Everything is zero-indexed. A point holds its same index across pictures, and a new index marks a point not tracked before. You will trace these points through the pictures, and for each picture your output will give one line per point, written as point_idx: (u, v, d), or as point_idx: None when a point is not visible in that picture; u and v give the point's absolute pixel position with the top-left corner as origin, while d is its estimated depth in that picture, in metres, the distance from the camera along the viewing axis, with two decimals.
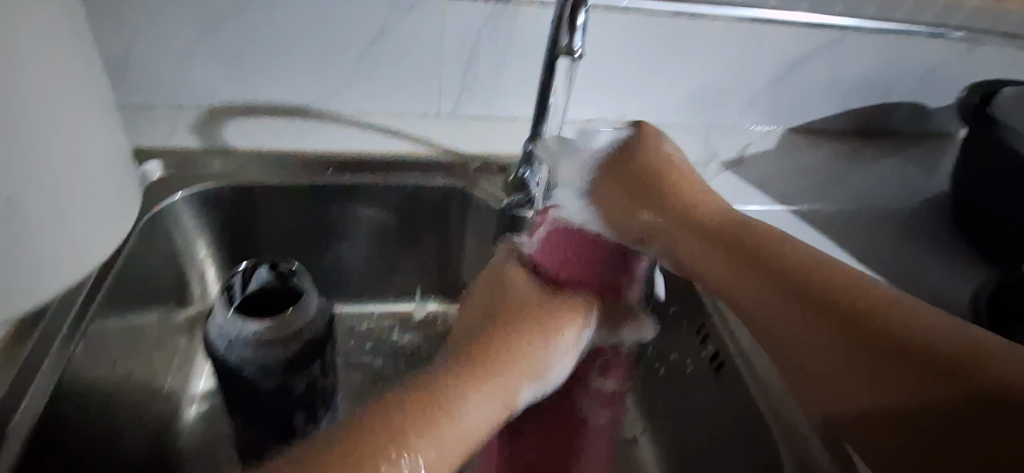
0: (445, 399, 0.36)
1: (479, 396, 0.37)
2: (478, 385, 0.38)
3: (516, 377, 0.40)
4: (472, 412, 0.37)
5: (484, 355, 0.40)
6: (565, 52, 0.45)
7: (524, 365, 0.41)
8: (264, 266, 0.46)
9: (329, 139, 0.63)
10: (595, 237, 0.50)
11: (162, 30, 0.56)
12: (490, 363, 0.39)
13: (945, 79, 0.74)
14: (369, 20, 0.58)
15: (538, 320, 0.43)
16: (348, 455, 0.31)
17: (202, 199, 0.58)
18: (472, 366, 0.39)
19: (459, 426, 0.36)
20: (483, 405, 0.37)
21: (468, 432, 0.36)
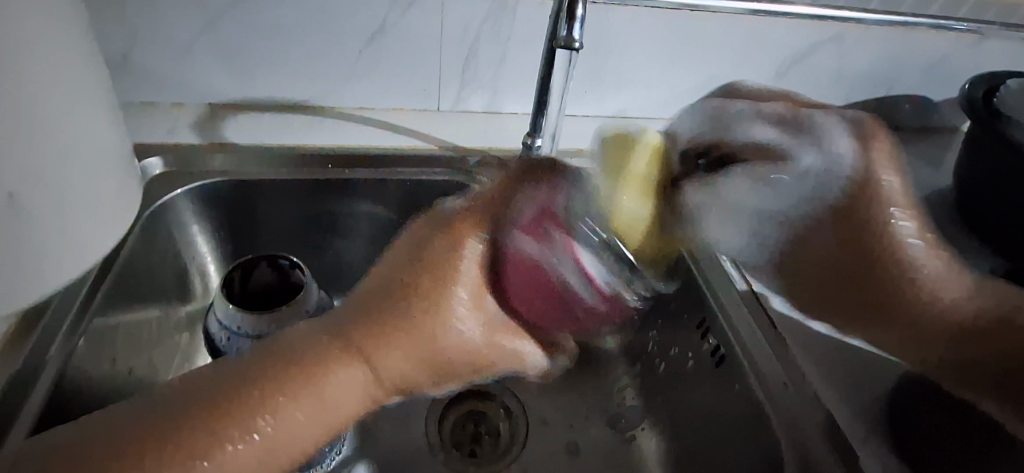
0: (307, 374, 0.35)
1: (348, 379, 0.36)
2: (342, 366, 0.36)
3: (391, 367, 0.37)
4: (308, 397, 0.35)
5: (364, 337, 0.36)
6: (563, 45, 0.45)
7: (396, 353, 0.37)
8: (264, 261, 0.46)
9: (327, 134, 0.63)
10: (573, 290, 0.36)
11: (161, 28, 0.56)
12: (364, 345, 0.36)
13: (946, 74, 0.73)
14: (368, 17, 0.58)
15: (437, 309, 0.37)
16: (177, 433, 0.33)
17: (201, 194, 0.57)
18: (345, 342, 0.36)
19: (302, 410, 0.35)
20: (344, 389, 0.36)
21: (318, 411, 0.36)
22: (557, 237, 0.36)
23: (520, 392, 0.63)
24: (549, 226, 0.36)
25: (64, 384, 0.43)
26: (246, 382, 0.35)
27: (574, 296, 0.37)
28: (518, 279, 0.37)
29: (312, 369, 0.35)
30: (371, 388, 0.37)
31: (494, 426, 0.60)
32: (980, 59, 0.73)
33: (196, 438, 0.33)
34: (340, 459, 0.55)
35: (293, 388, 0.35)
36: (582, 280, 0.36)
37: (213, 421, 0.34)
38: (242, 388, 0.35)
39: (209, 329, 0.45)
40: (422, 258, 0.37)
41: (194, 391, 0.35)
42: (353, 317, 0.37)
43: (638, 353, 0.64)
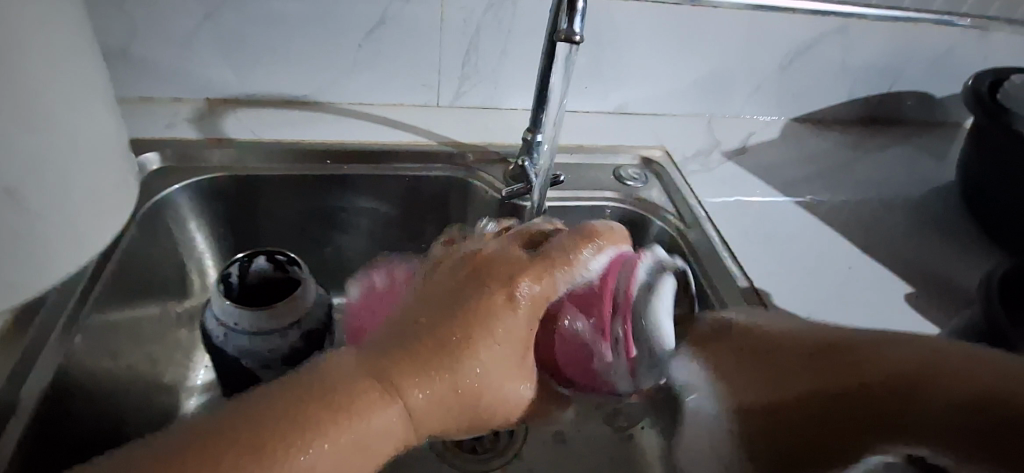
0: (340, 410, 0.30)
1: (385, 417, 0.31)
2: (380, 406, 0.31)
3: (434, 404, 0.32)
4: (336, 444, 0.30)
5: (401, 371, 0.32)
6: (563, 37, 0.44)
7: (440, 389, 0.32)
8: (261, 257, 0.45)
9: (325, 130, 0.61)
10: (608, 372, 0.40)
11: (163, 22, 0.56)
12: (402, 384, 0.32)
13: (950, 68, 0.73)
14: (368, 10, 0.58)
15: (484, 352, 0.33)
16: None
17: (200, 190, 0.56)
18: (380, 380, 0.32)
19: (332, 459, 0.30)
20: (376, 437, 0.31)
21: (348, 461, 0.30)
22: (615, 327, 0.39)
23: None
24: (610, 315, 0.39)
25: (61, 380, 0.42)
26: (262, 421, 0.29)
27: (607, 377, 0.40)
28: (565, 355, 0.39)
29: (346, 408, 0.30)
30: (408, 429, 0.32)
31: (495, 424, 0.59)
32: (983, 53, 0.72)
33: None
34: None
35: (322, 430, 0.30)
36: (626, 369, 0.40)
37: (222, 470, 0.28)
38: (263, 433, 0.29)
39: (206, 323, 0.45)
40: (466, 296, 0.34)
41: (196, 437, 0.29)
42: (389, 350, 0.33)
43: None
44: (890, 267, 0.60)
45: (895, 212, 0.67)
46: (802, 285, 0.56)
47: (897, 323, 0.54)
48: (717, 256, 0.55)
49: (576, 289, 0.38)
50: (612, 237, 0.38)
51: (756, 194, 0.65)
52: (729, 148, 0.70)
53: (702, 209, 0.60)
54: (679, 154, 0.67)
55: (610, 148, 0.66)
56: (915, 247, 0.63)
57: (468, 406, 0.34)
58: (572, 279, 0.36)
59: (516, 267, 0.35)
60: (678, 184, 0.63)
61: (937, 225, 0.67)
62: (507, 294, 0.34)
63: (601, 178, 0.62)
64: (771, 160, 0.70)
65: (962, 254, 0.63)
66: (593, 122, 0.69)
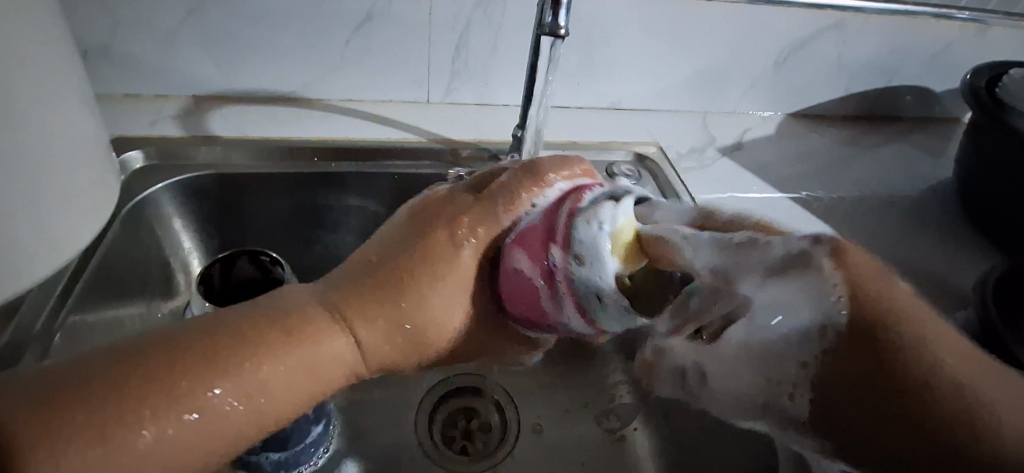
0: (293, 328, 0.34)
1: (331, 340, 0.35)
2: (330, 329, 0.35)
3: (380, 327, 0.36)
4: (283, 357, 0.33)
5: (354, 297, 0.36)
6: (548, 32, 0.43)
7: (383, 313, 0.36)
8: (244, 257, 0.44)
9: (312, 127, 0.60)
10: (547, 298, 0.38)
11: (148, 18, 0.55)
12: (355, 312, 0.36)
13: (949, 63, 0.72)
14: (356, 6, 0.57)
15: (432, 283, 0.37)
16: (113, 392, 0.29)
17: (185, 187, 0.55)
18: (336, 308, 0.36)
19: (277, 372, 0.33)
20: (332, 357, 0.35)
21: (303, 378, 0.34)
22: (555, 256, 0.36)
23: (506, 382, 0.61)
24: (546, 243, 0.36)
25: None
26: (217, 332, 0.33)
27: (553, 308, 0.38)
28: (512, 288, 0.39)
29: (306, 331, 0.34)
30: (351, 352, 0.36)
31: (486, 422, 0.59)
32: (983, 48, 0.71)
33: (169, 391, 0.30)
34: (327, 455, 0.54)
35: (286, 345, 0.33)
36: (573, 307, 0.37)
37: (188, 374, 0.31)
38: (221, 343, 0.32)
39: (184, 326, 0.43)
40: (415, 231, 0.38)
41: (160, 340, 0.31)
42: (343, 283, 0.37)
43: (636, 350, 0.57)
44: (886, 264, 0.59)
45: (891, 209, 0.66)
46: None
47: None
48: None
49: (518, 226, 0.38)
50: (562, 167, 0.39)
51: (753, 192, 0.64)
52: (723, 145, 0.69)
53: (696, 207, 0.59)
54: (674, 151, 0.66)
55: (603, 144, 0.65)
56: (911, 245, 0.62)
57: (409, 336, 0.37)
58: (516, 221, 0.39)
59: (461, 205, 0.39)
60: (672, 181, 0.62)
61: (934, 222, 0.66)
62: (449, 229, 0.38)
63: None
64: (767, 157, 0.69)
65: (959, 251, 0.63)
66: (585, 118, 0.68)
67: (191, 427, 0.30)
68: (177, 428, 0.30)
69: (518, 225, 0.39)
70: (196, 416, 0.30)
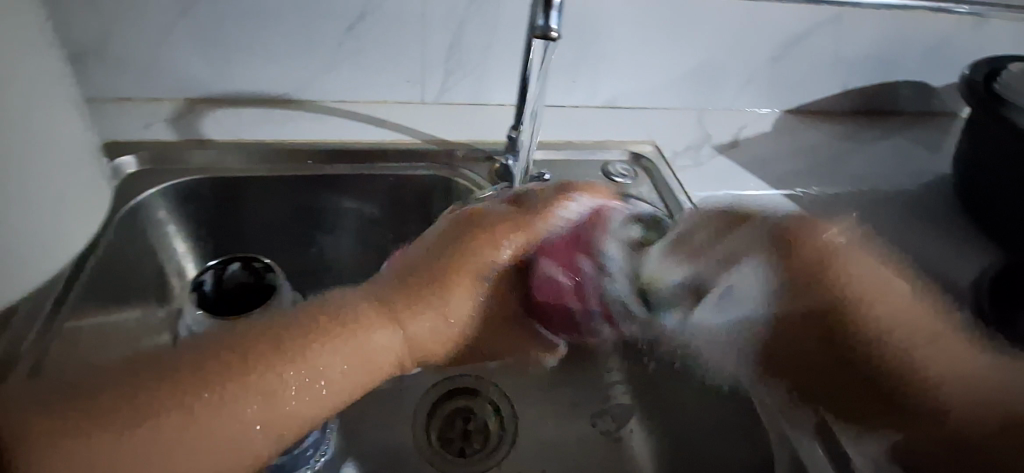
0: (348, 329, 0.38)
1: (380, 338, 0.39)
2: (382, 329, 0.39)
3: (427, 325, 0.41)
4: (335, 358, 0.37)
5: (408, 307, 0.40)
6: (539, 34, 0.43)
7: (431, 315, 0.41)
8: (235, 263, 0.42)
9: (306, 129, 0.60)
10: (577, 302, 0.46)
11: (140, 20, 0.54)
12: (410, 316, 0.40)
13: (947, 58, 0.71)
14: (349, 7, 0.56)
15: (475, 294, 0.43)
16: (184, 387, 0.33)
17: (178, 191, 0.54)
18: (392, 312, 0.40)
19: (326, 374, 0.37)
20: (385, 355, 0.40)
21: (353, 379, 0.38)
22: (585, 263, 0.44)
23: (505, 386, 0.61)
24: (581, 253, 0.44)
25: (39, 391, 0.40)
26: (278, 336, 0.36)
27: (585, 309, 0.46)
28: (544, 293, 0.46)
29: (360, 334, 0.38)
30: (401, 348, 0.40)
31: (483, 423, 0.60)
32: (982, 41, 0.70)
33: (241, 392, 0.34)
34: (326, 458, 0.54)
35: (333, 351, 0.37)
36: (603, 311, 0.47)
37: (254, 377, 0.35)
38: (280, 347, 0.36)
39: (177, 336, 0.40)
40: (456, 249, 0.42)
41: (225, 349, 0.35)
42: (394, 289, 0.41)
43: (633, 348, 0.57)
44: None
45: (887, 205, 0.66)
46: None
47: None
48: None
49: (547, 236, 0.43)
50: (591, 190, 0.44)
51: (748, 189, 0.64)
52: (720, 142, 0.68)
53: (691, 205, 0.59)
54: (670, 149, 0.66)
55: (599, 143, 0.65)
56: (907, 241, 0.62)
57: (450, 329, 0.42)
58: (547, 227, 0.43)
59: (494, 221, 0.43)
60: (669, 180, 0.62)
61: (930, 218, 0.65)
62: (489, 242, 0.42)
63: (588, 174, 0.61)
64: (763, 153, 0.69)
65: (955, 248, 0.62)
66: (580, 117, 0.67)
67: (255, 427, 0.35)
68: (242, 426, 0.34)
69: (546, 232, 0.43)
70: (259, 419, 0.35)
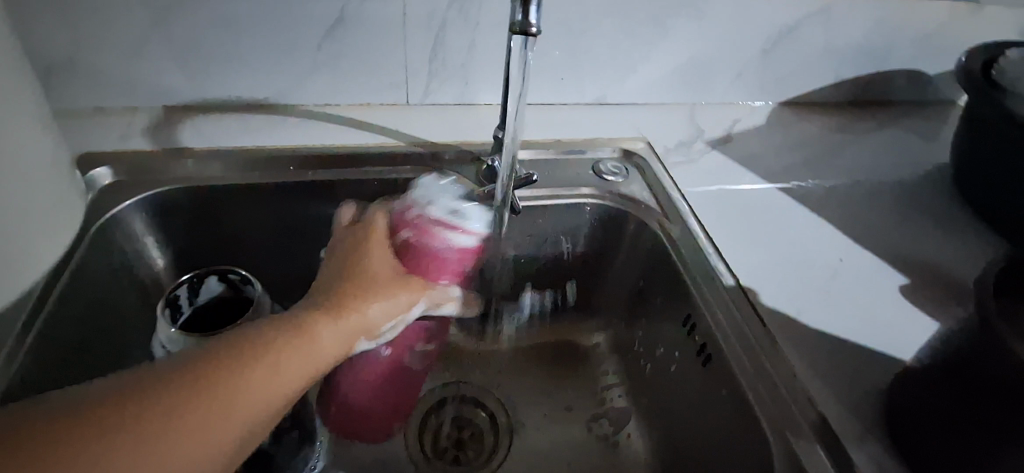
0: (286, 330, 0.37)
1: (321, 335, 0.39)
2: (321, 325, 0.39)
3: (366, 317, 0.41)
4: (280, 356, 0.36)
5: (340, 299, 0.40)
6: (518, 30, 0.41)
7: (365, 304, 0.41)
8: (212, 277, 0.40)
9: (286, 135, 0.58)
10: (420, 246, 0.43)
11: (112, 29, 0.53)
12: (348, 307, 0.40)
13: (943, 45, 0.70)
14: (327, 8, 0.55)
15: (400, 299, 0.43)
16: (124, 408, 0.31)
17: (152, 204, 0.53)
18: (328, 307, 0.40)
19: (270, 372, 0.36)
20: (328, 356, 0.39)
21: (297, 375, 0.37)
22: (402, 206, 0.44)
23: (500, 392, 0.61)
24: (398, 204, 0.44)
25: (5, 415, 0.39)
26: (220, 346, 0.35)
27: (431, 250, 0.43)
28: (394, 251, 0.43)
29: (299, 332, 0.38)
30: (345, 341, 0.40)
31: (478, 429, 0.59)
32: (978, 28, 0.69)
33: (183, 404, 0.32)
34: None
35: (277, 350, 0.36)
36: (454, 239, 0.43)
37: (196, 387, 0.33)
38: (222, 353, 0.35)
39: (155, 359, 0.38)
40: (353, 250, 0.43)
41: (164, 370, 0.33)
42: (326, 292, 0.41)
43: (628, 351, 0.60)
44: (880, 254, 0.58)
45: (884, 197, 0.64)
46: (786, 279, 0.53)
47: (889, 317, 0.52)
48: (702, 253, 0.53)
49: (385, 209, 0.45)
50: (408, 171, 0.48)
51: (742, 183, 0.63)
52: (713, 138, 0.67)
53: (685, 202, 0.58)
54: (661, 146, 0.65)
55: (589, 141, 0.63)
56: (906, 234, 0.61)
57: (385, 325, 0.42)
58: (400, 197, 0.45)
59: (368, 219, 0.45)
60: (660, 177, 0.60)
61: (929, 209, 0.64)
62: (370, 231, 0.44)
63: (578, 174, 0.60)
64: (756, 148, 0.67)
65: (956, 239, 0.61)
66: (569, 115, 0.66)
67: (207, 445, 0.33)
68: (198, 448, 0.32)
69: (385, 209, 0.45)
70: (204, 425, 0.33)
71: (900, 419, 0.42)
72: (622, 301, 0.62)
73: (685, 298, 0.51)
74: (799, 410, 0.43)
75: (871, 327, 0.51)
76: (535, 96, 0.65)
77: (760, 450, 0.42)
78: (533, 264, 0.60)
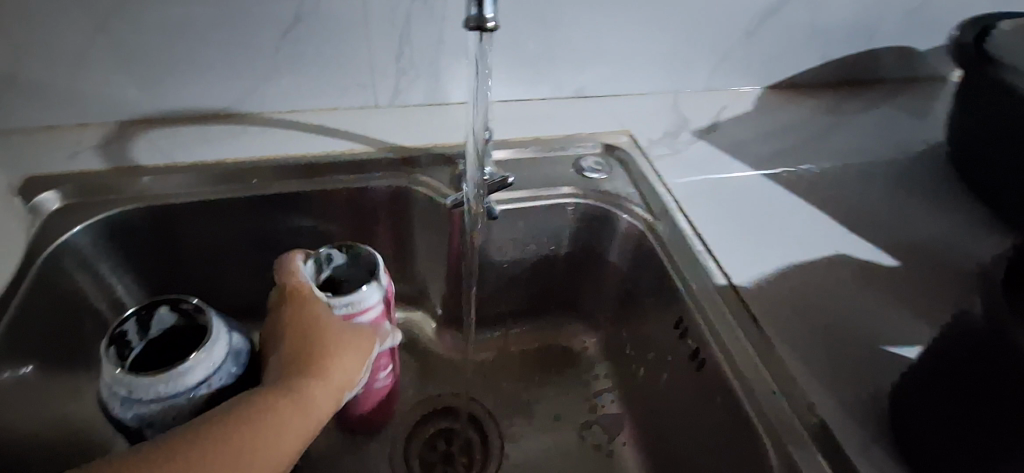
0: (272, 401, 0.36)
1: (310, 398, 0.37)
2: (309, 388, 0.37)
3: (349, 369, 0.40)
4: (274, 429, 0.35)
5: (319, 358, 0.39)
6: (476, 25, 0.38)
7: (345, 360, 0.40)
8: (163, 308, 0.38)
9: (247, 145, 0.55)
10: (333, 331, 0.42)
11: (51, 41, 0.49)
12: (330, 364, 0.39)
13: (933, 19, 0.67)
14: (281, 8, 0.51)
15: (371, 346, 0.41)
16: None
17: (104, 228, 0.50)
18: (309, 369, 0.38)
19: (267, 447, 0.34)
20: (320, 415, 0.38)
21: (293, 443, 0.36)
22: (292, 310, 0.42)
23: (488, 403, 0.58)
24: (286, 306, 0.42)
25: None
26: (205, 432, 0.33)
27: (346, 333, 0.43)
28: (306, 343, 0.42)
29: (287, 401, 0.36)
30: (332, 399, 0.39)
31: (466, 440, 0.56)
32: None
33: None
34: None
35: (269, 424, 0.35)
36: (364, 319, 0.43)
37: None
38: (210, 438, 0.33)
39: (113, 412, 0.35)
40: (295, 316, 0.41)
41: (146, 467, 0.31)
42: (299, 351, 0.39)
43: (620, 353, 0.58)
44: (875, 242, 0.55)
45: (878, 181, 0.62)
46: (780, 273, 0.51)
47: (887, 309, 0.49)
48: (691, 251, 0.50)
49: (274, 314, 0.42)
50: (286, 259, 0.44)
51: (730, 173, 0.60)
52: (699, 126, 0.64)
53: (671, 196, 0.55)
54: (645, 138, 0.62)
55: (569, 137, 0.60)
56: (901, 218, 0.58)
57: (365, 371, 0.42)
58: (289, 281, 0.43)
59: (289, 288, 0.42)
60: (645, 171, 0.58)
61: (925, 191, 0.62)
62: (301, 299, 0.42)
63: (558, 172, 0.57)
64: (743, 135, 0.64)
65: (953, 222, 0.59)
66: (547, 110, 0.63)
67: None
68: None
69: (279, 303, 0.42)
70: None
71: (904, 419, 0.40)
72: (610, 303, 0.59)
73: (675, 299, 0.49)
74: (796, 414, 0.40)
75: (869, 321, 0.48)
76: (511, 91, 0.62)
77: (758, 458, 0.40)
78: (516, 268, 0.58)
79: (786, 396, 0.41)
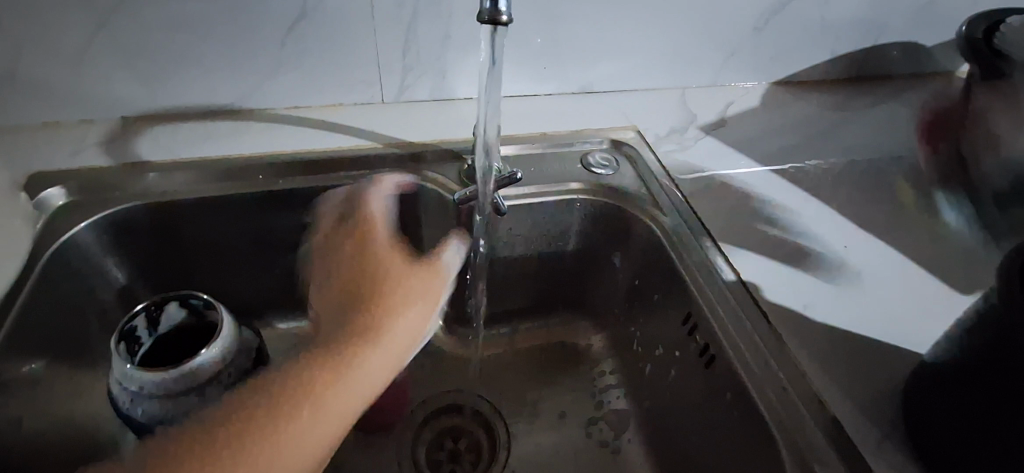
0: (322, 367, 0.37)
1: (357, 367, 0.38)
2: (356, 358, 0.38)
3: (397, 340, 0.41)
4: (323, 396, 0.36)
5: (367, 327, 0.40)
6: (489, 19, 0.38)
7: (391, 329, 0.41)
8: (173, 304, 0.38)
9: (253, 141, 0.55)
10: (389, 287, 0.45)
11: (54, 38, 0.49)
12: (378, 332, 0.40)
13: (940, 14, 0.67)
14: (286, 4, 0.51)
15: (422, 311, 0.43)
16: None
17: (109, 224, 0.49)
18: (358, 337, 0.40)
19: (315, 413, 0.36)
20: (370, 384, 0.39)
21: (343, 410, 0.37)
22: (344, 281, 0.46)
23: (495, 399, 0.58)
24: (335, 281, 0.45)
25: None
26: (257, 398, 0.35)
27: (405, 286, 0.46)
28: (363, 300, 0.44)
29: (335, 369, 0.37)
30: (382, 369, 0.39)
31: (474, 440, 0.56)
32: None
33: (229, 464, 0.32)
34: None
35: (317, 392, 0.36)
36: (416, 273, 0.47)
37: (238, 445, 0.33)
38: (262, 404, 0.35)
39: (122, 407, 0.35)
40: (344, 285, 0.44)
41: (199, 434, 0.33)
42: (349, 321, 0.41)
43: (627, 350, 0.58)
44: (884, 238, 0.55)
45: (886, 176, 0.62)
46: (789, 269, 0.51)
47: (896, 304, 0.49)
48: (700, 247, 0.50)
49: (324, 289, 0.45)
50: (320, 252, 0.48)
51: (738, 169, 0.60)
52: (705, 122, 0.64)
53: (679, 193, 0.55)
54: (652, 134, 0.61)
55: (576, 132, 0.60)
56: (909, 214, 0.58)
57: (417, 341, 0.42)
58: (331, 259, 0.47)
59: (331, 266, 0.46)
60: (652, 167, 0.57)
61: (932, 187, 0.61)
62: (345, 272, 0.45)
63: (565, 167, 0.57)
64: (751, 131, 0.64)
65: (961, 217, 0.58)
66: (554, 106, 0.62)
67: None
68: None
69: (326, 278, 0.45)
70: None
71: (916, 416, 0.39)
72: (617, 299, 0.59)
73: (684, 295, 0.49)
74: (806, 409, 0.40)
75: (880, 316, 0.48)
76: (517, 87, 0.62)
77: (768, 454, 0.40)
78: (523, 264, 0.58)
79: (794, 392, 0.41)
